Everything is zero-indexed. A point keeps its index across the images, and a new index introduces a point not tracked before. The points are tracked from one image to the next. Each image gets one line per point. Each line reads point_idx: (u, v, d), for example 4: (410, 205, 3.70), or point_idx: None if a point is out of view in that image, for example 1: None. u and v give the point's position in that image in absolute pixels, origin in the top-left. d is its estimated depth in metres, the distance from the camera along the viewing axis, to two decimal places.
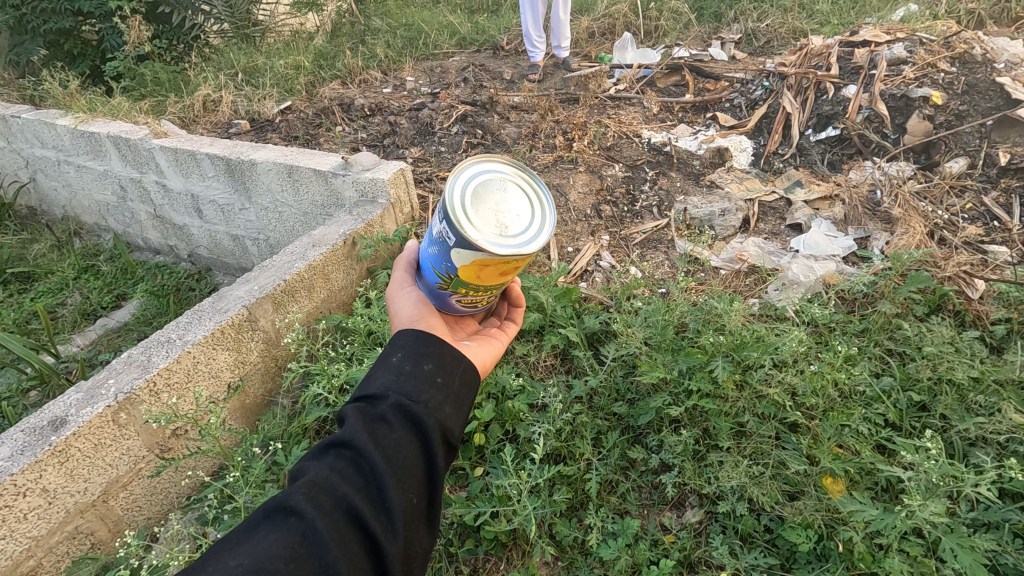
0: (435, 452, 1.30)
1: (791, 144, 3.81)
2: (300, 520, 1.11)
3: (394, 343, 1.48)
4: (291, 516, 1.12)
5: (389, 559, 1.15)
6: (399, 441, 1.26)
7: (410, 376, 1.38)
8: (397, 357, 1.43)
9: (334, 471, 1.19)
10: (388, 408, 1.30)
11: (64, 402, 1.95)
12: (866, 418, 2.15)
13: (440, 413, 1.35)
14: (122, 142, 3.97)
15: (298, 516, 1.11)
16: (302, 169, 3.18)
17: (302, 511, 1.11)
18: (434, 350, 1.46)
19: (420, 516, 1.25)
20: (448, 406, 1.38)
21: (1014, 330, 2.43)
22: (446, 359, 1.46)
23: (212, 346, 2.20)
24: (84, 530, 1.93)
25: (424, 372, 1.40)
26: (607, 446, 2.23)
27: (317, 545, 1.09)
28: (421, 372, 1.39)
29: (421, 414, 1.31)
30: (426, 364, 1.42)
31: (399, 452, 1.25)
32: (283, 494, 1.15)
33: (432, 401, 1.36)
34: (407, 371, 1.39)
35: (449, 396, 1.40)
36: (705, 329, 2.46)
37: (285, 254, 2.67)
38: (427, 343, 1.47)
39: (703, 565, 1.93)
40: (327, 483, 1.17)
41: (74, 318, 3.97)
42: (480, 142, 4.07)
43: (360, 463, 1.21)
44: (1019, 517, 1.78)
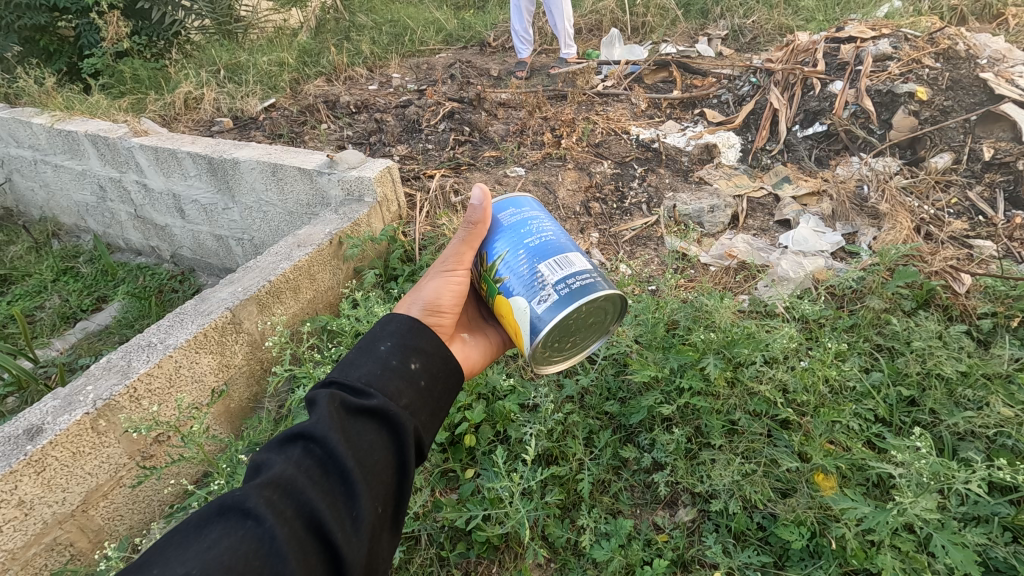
0: (410, 459, 1.27)
1: (778, 140, 3.82)
2: (258, 527, 1.04)
3: (389, 327, 1.45)
4: (247, 520, 1.05)
5: (349, 570, 1.10)
6: (372, 444, 1.23)
7: (391, 374, 1.35)
8: (385, 347, 1.40)
9: (300, 471, 1.13)
10: (369, 406, 1.26)
11: (40, 410, 1.89)
12: (857, 413, 2.15)
13: (416, 419, 1.34)
14: (100, 141, 3.88)
15: (254, 520, 1.04)
16: (286, 168, 3.12)
17: (261, 517, 1.04)
18: (422, 346, 1.43)
19: (384, 526, 1.21)
20: (423, 413, 1.37)
21: (1000, 323, 2.45)
22: (434, 360, 1.44)
23: (195, 350, 2.15)
24: (63, 541, 1.87)
25: (411, 371, 1.37)
26: (600, 445, 2.21)
27: (272, 556, 1.02)
28: (406, 370, 1.37)
29: (400, 418, 1.29)
30: (414, 362, 1.39)
31: (372, 455, 1.22)
32: (241, 493, 1.08)
33: (411, 405, 1.34)
34: (391, 366, 1.36)
35: (427, 401, 1.39)
36: (695, 326, 2.45)
37: (269, 255, 2.62)
38: (421, 335, 1.45)
39: (696, 564, 1.92)
40: (293, 484, 1.11)
41: (53, 322, 3.88)
42: (467, 139, 4.04)
43: (329, 463, 1.16)
44: (1009, 511, 1.79)
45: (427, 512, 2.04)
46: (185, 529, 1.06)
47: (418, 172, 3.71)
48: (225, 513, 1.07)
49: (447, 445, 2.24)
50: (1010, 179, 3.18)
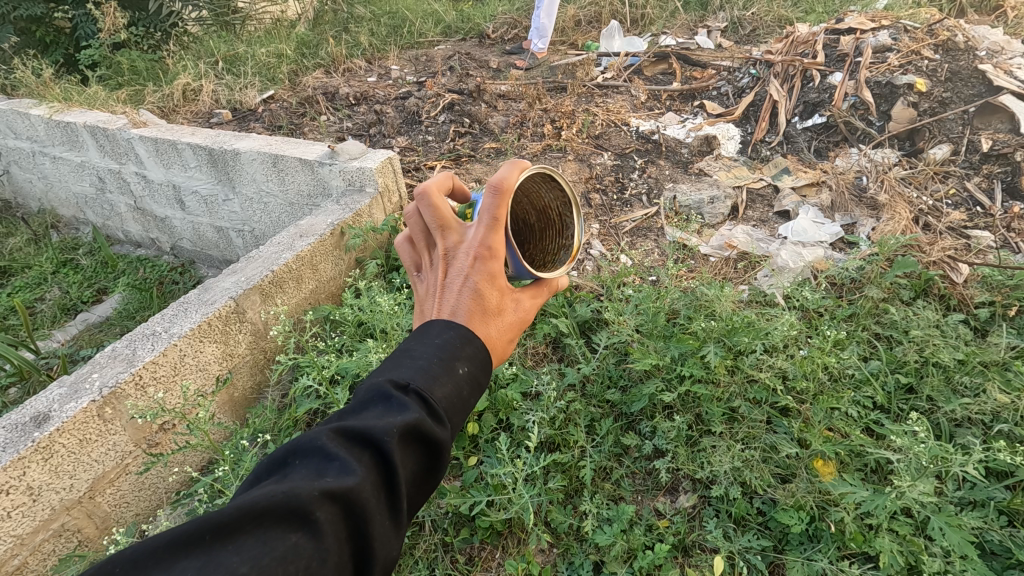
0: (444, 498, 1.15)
1: (778, 131, 3.83)
2: (316, 545, 0.91)
3: (471, 348, 1.24)
4: (303, 528, 0.91)
5: None
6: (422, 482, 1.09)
7: (466, 401, 1.19)
8: (466, 369, 1.20)
9: (369, 489, 0.98)
10: (436, 438, 1.10)
11: (47, 397, 1.90)
12: (855, 401, 2.17)
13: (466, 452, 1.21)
14: (99, 132, 3.87)
15: (310, 533, 0.91)
16: (287, 158, 3.12)
17: (323, 539, 0.92)
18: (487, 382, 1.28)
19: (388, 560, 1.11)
20: None
21: (998, 312, 2.47)
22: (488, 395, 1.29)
23: (199, 338, 2.16)
24: (71, 527, 1.89)
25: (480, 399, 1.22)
26: (601, 433, 2.23)
27: None
28: (470, 404, 1.20)
29: (449, 457, 1.14)
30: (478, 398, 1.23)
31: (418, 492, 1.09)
32: (310, 497, 0.92)
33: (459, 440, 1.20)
34: (463, 396, 1.19)
35: None
36: (696, 315, 2.47)
37: (271, 245, 2.62)
38: (489, 368, 1.28)
39: (697, 548, 1.94)
40: (361, 504, 0.96)
41: (53, 313, 3.88)
42: (467, 131, 4.04)
43: (389, 493, 1.02)
44: (1004, 496, 1.82)
45: (430, 499, 2.06)
46: (241, 510, 0.89)
47: (419, 164, 3.73)
48: (279, 507, 0.91)
49: None
50: (1008, 170, 3.20)
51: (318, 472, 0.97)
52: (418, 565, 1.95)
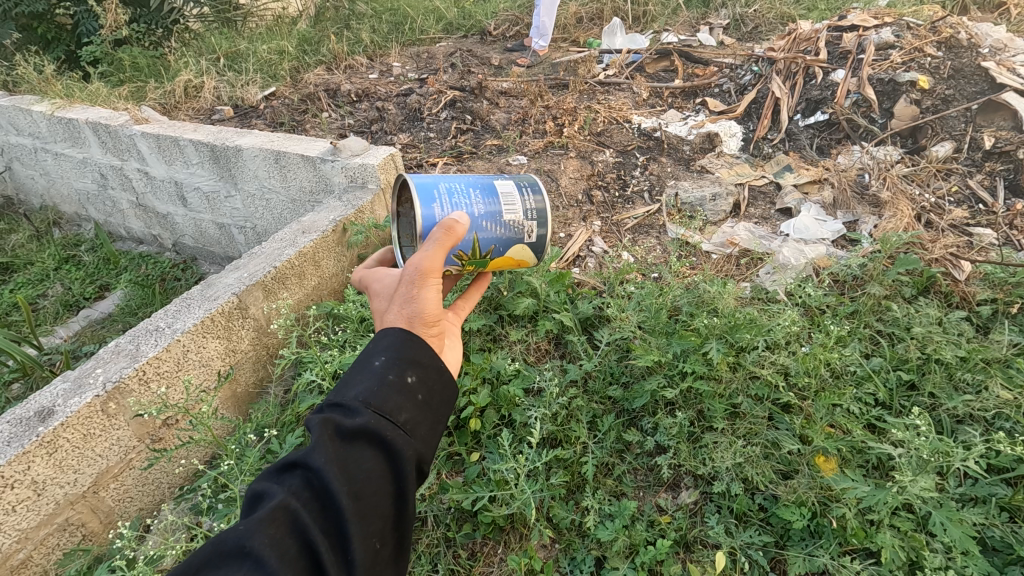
0: (405, 485, 1.26)
1: (780, 129, 3.82)
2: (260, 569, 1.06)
3: (380, 341, 1.43)
4: (247, 559, 1.08)
5: None
6: (371, 475, 1.23)
7: (388, 390, 1.33)
8: (381, 361, 1.38)
9: (299, 506, 1.15)
10: (361, 426, 1.26)
11: (51, 392, 1.91)
12: (856, 397, 2.18)
13: (416, 438, 1.33)
14: (101, 128, 3.87)
15: (253, 558, 1.07)
16: (289, 155, 3.12)
17: (264, 559, 1.07)
18: (419, 359, 1.42)
19: (381, 560, 1.22)
20: (425, 428, 1.36)
21: (1000, 310, 2.47)
22: (429, 372, 1.42)
23: (202, 334, 2.17)
24: (75, 521, 1.89)
25: (408, 384, 1.36)
26: (603, 429, 2.24)
27: None
28: (399, 385, 1.35)
29: (388, 442, 1.27)
30: (410, 376, 1.38)
31: (371, 484, 1.22)
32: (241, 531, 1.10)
33: (410, 422, 1.33)
34: (388, 382, 1.34)
35: (429, 413, 1.38)
36: (698, 312, 2.47)
37: (274, 241, 2.62)
38: (414, 349, 1.43)
39: (699, 544, 1.95)
40: (292, 517, 1.13)
41: (56, 310, 3.89)
42: (469, 128, 4.04)
43: (326, 497, 1.18)
44: (1005, 492, 1.82)
45: (433, 494, 2.07)
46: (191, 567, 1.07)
47: (421, 161, 3.73)
48: (223, 554, 1.09)
49: (452, 428, 2.26)
50: (1010, 167, 3.20)
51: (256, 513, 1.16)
52: (420, 560, 1.96)
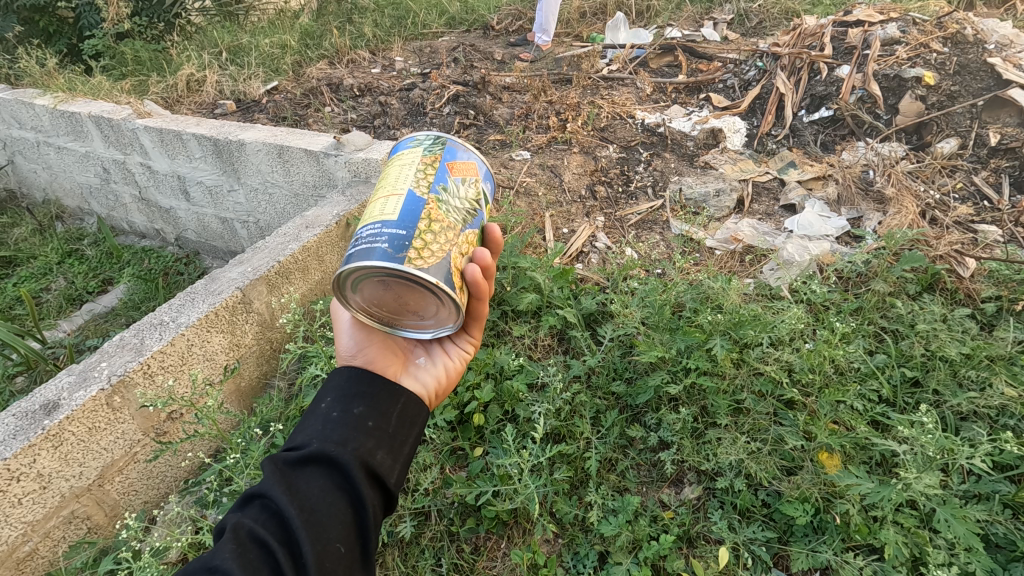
0: (364, 496, 1.27)
1: (784, 125, 3.81)
2: None
3: (327, 383, 1.45)
4: None
5: None
6: (324, 491, 1.24)
7: (339, 418, 1.35)
8: (328, 399, 1.40)
9: (254, 528, 1.16)
10: (309, 453, 1.27)
11: (56, 385, 1.91)
12: (860, 394, 2.18)
13: (372, 454, 1.33)
14: (104, 122, 3.86)
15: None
16: (292, 149, 3.12)
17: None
18: (367, 390, 1.42)
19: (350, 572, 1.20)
20: (383, 446, 1.36)
21: (1005, 306, 2.47)
22: (380, 397, 1.43)
23: (206, 328, 2.17)
24: (80, 514, 1.90)
25: (357, 412, 1.37)
26: (607, 424, 2.24)
27: None
28: (347, 414, 1.37)
29: (341, 459, 1.28)
30: (358, 407, 1.38)
31: (323, 503, 1.23)
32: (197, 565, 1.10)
33: (364, 444, 1.33)
34: (335, 415, 1.36)
35: (385, 433, 1.38)
36: (702, 308, 2.47)
37: (278, 236, 2.62)
38: (361, 382, 1.44)
39: (702, 539, 1.96)
40: (248, 537, 1.14)
41: (59, 303, 3.89)
42: (472, 122, 4.03)
43: (280, 521, 1.19)
44: (1009, 489, 1.83)
45: (436, 489, 2.07)
46: None
47: None
48: None
49: (455, 423, 2.26)
50: (1016, 164, 3.18)
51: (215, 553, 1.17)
52: (424, 554, 1.97)
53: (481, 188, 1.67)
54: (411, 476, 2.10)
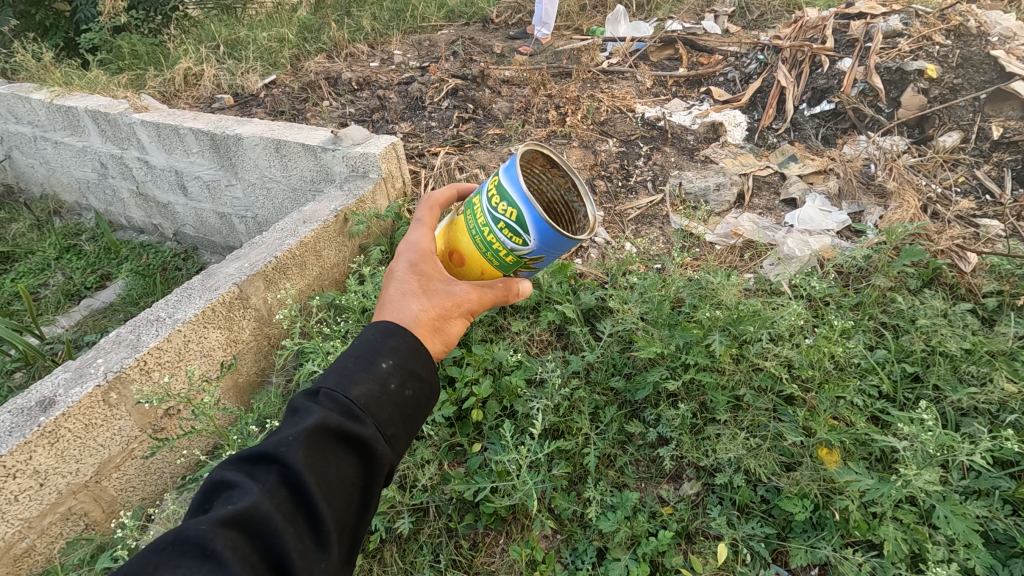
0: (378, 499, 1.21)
1: (785, 118, 3.78)
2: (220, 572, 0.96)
3: (384, 343, 1.33)
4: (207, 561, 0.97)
5: None
6: (348, 483, 1.16)
7: (384, 399, 1.25)
8: (386, 365, 1.29)
9: (274, 507, 1.06)
10: (353, 433, 1.17)
11: (52, 381, 1.90)
12: (860, 390, 2.18)
13: (396, 454, 1.27)
14: (100, 116, 3.84)
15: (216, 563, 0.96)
16: (290, 143, 3.09)
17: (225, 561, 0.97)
18: (418, 373, 1.34)
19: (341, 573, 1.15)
20: (404, 445, 1.30)
21: (1006, 302, 2.46)
22: (425, 388, 1.35)
23: (203, 324, 2.16)
24: (78, 510, 1.90)
25: (404, 399, 1.29)
26: (605, 420, 2.23)
27: None
28: (399, 397, 1.27)
29: (378, 451, 1.20)
30: (407, 391, 1.30)
31: (348, 495, 1.15)
32: (205, 526, 0.99)
33: (395, 438, 1.26)
34: (386, 392, 1.26)
35: (412, 431, 1.32)
36: (701, 303, 2.46)
37: (275, 231, 2.60)
38: (418, 364, 1.35)
39: (701, 535, 1.95)
40: (268, 519, 1.03)
41: (57, 299, 3.88)
42: (471, 116, 4.01)
43: (302, 501, 1.09)
44: (1009, 485, 1.82)
45: (435, 485, 2.07)
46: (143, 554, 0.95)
47: (422, 150, 3.72)
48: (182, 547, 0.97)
49: (454, 419, 2.25)
50: (1018, 158, 3.16)
51: (221, 504, 1.04)
52: (423, 550, 1.97)
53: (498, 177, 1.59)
54: (410, 472, 2.09)
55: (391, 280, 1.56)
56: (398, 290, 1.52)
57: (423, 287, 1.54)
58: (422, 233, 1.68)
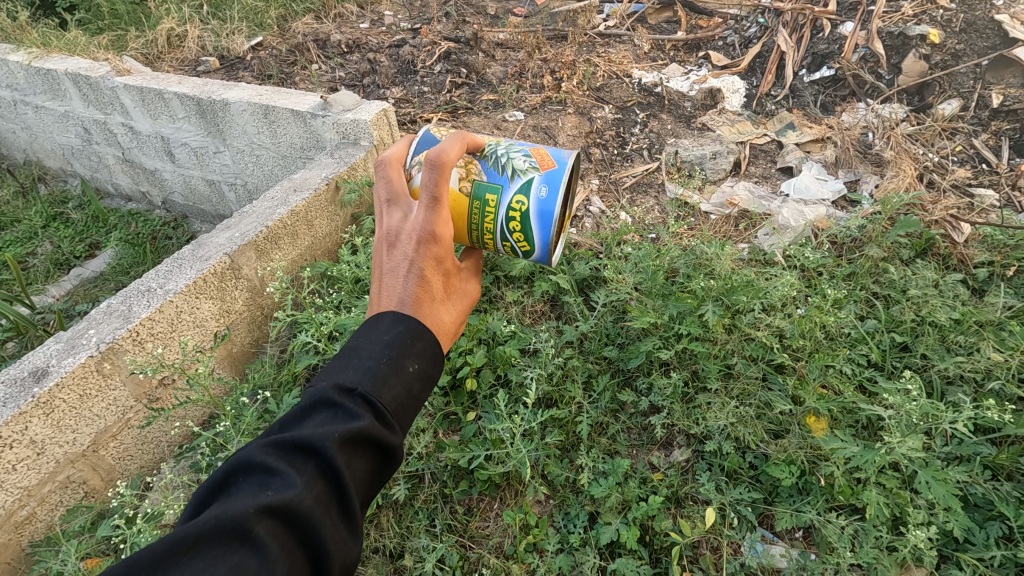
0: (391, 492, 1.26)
1: (784, 84, 3.71)
2: (260, 562, 0.99)
3: (408, 342, 1.34)
4: (250, 548, 1.00)
5: None
6: (371, 480, 1.19)
7: (408, 402, 1.29)
8: (412, 366, 1.31)
9: (312, 501, 1.07)
10: (383, 435, 1.20)
11: (44, 352, 1.90)
12: (849, 359, 2.21)
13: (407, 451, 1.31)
14: (81, 80, 3.73)
15: (259, 552, 1.00)
16: (278, 109, 3.02)
17: (265, 549, 1.01)
18: (434, 376, 1.37)
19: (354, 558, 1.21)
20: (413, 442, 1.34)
21: (996, 272, 2.48)
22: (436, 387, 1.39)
23: (195, 295, 2.14)
24: (77, 479, 1.91)
25: (421, 400, 1.33)
26: (598, 389, 2.26)
27: None
28: (420, 400, 1.32)
29: (399, 451, 1.24)
30: (425, 393, 1.34)
31: (368, 491, 1.20)
32: (245, 513, 1.01)
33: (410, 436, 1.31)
34: (411, 394, 1.30)
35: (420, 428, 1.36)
36: (695, 273, 2.46)
37: (265, 199, 2.56)
38: (436, 368, 1.38)
39: (689, 500, 2.00)
40: (309, 514, 1.06)
41: (46, 268, 3.84)
42: (464, 81, 3.92)
43: (337, 495, 1.11)
44: (990, 451, 1.88)
45: (430, 453, 2.10)
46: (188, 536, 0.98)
47: (415, 117, 3.65)
48: (224, 532, 1.00)
49: (448, 388, 2.27)
50: (1016, 127, 3.12)
51: (259, 492, 1.06)
52: (418, 515, 2.00)
53: (530, 170, 1.74)
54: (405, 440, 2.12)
55: (412, 275, 1.45)
56: (426, 295, 1.45)
57: (445, 288, 1.53)
58: (440, 218, 1.49)
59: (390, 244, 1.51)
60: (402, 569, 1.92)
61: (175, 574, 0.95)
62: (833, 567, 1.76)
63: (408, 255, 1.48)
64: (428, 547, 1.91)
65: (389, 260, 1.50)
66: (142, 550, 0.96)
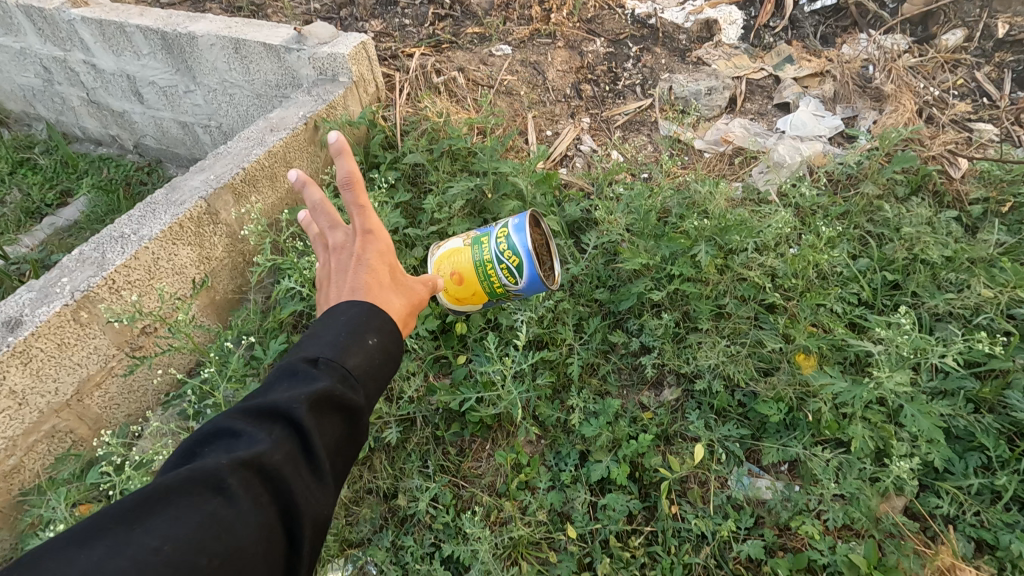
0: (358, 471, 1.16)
1: (784, 15, 3.41)
2: (224, 511, 0.91)
3: (365, 309, 1.23)
4: (215, 497, 0.92)
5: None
6: (338, 450, 1.11)
7: (376, 367, 1.18)
8: (372, 337, 1.19)
9: (282, 462, 1.00)
10: (343, 392, 1.10)
11: (16, 301, 1.82)
12: (841, 297, 2.21)
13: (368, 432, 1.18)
14: (34, 12, 3.45)
15: (224, 499, 0.92)
16: (250, 44, 2.83)
17: (233, 498, 0.93)
18: (396, 348, 1.24)
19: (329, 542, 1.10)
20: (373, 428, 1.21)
21: (990, 209, 2.45)
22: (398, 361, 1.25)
23: (171, 241, 2.06)
24: (63, 428, 1.89)
25: (387, 371, 1.21)
26: (589, 331, 2.25)
27: (236, 547, 0.91)
28: (387, 368, 1.21)
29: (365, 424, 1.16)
30: (391, 363, 1.22)
31: (341, 462, 1.12)
32: (207, 466, 0.94)
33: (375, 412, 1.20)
34: (374, 360, 1.18)
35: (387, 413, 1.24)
36: (688, 212, 2.40)
37: (240, 140, 2.43)
38: (398, 338, 1.26)
39: (679, 437, 2.03)
40: (274, 472, 0.99)
41: (17, 217, 3.69)
42: (448, 12, 3.61)
43: (305, 459, 1.04)
44: (975, 385, 1.91)
45: (421, 396, 2.10)
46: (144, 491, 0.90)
47: (396, 51, 3.44)
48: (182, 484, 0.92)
49: (438, 332, 2.25)
50: (1020, 58, 3.01)
51: (223, 452, 0.99)
52: (411, 457, 2.02)
53: None
54: (395, 385, 2.11)
55: (361, 270, 1.30)
56: (372, 286, 1.28)
57: (392, 281, 1.35)
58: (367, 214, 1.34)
59: (336, 246, 1.36)
60: (396, 508, 1.95)
61: (133, 518, 0.87)
62: (817, 497, 1.81)
63: (356, 252, 1.33)
64: (422, 487, 1.93)
65: (336, 262, 1.34)
66: (102, 509, 0.87)
